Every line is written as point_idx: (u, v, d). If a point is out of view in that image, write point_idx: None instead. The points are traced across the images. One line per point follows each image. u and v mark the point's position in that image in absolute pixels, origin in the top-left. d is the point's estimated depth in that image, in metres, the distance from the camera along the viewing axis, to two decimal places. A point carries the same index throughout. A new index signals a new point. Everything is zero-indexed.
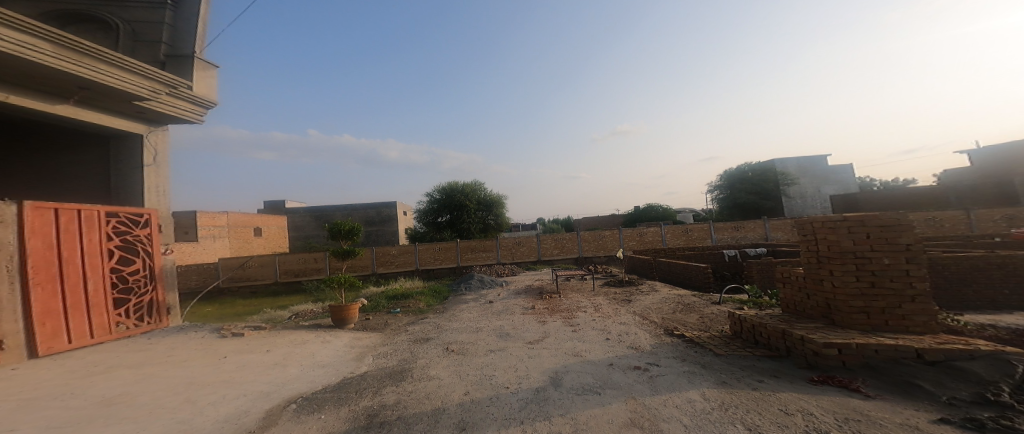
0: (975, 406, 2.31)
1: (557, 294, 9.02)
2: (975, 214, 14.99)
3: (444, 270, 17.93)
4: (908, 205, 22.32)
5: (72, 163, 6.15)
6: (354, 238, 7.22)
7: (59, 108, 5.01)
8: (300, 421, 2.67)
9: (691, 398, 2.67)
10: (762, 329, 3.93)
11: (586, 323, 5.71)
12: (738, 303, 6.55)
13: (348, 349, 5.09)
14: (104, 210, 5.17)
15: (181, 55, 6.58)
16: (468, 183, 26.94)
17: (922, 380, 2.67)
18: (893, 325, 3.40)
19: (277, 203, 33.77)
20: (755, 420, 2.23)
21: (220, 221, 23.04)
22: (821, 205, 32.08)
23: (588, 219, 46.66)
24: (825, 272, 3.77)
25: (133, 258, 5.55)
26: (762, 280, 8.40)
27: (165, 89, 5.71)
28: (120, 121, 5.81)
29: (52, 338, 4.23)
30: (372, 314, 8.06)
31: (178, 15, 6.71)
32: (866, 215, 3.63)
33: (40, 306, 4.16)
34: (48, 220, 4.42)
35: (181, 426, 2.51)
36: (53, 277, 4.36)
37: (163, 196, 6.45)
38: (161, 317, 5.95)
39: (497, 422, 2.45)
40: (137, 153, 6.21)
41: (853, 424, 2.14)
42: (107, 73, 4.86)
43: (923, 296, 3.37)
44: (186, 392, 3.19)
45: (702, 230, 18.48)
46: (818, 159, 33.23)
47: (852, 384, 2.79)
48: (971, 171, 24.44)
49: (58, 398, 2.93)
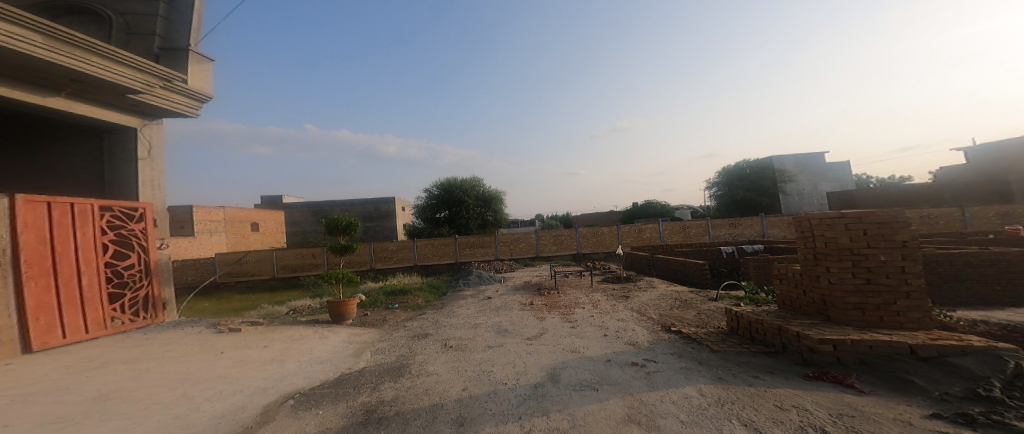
0: (967, 401, 2.34)
1: (556, 290, 9.06)
2: (970, 211, 15.11)
3: (443, 266, 17.96)
4: (903, 202, 22.47)
5: (65, 157, 6.08)
6: (352, 234, 7.17)
7: (50, 100, 4.94)
8: (298, 417, 2.67)
9: (688, 394, 2.69)
10: (758, 325, 3.96)
11: (584, 319, 5.74)
12: (735, 300, 6.57)
13: (346, 345, 5.09)
14: (98, 204, 5.12)
15: (176, 48, 6.48)
16: (467, 179, 26.89)
17: (914, 376, 2.70)
18: (887, 321, 3.43)
19: (274, 198, 33.64)
20: (750, 416, 2.25)
21: (217, 215, 22.92)
22: (818, 202, 32.25)
23: (587, 216, 46.72)
24: (822, 268, 3.80)
25: (128, 253, 5.52)
26: (759, 276, 8.45)
27: (159, 82, 5.65)
28: (113, 115, 5.74)
29: (46, 334, 4.20)
30: (370, 310, 8.06)
31: (172, 7, 6.63)
32: (863, 211, 3.65)
33: (34, 300, 4.13)
34: (41, 214, 4.38)
35: (179, 422, 2.50)
36: (47, 271, 4.33)
37: (158, 190, 6.39)
38: (156, 312, 5.92)
39: (495, 417, 2.46)
40: (131, 147, 6.14)
41: (847, 420, 2.16)
42: (100, 66, 4.80)
43: (918, 292, 3.40)
44: (183, 388, 3.18)
45: (700, 227, 18.55)
46: (816, 156, 33.32)
47: (846, 380, 2.82)
48: (966, 169, 24.57)
49: (54, 394, 2.92)
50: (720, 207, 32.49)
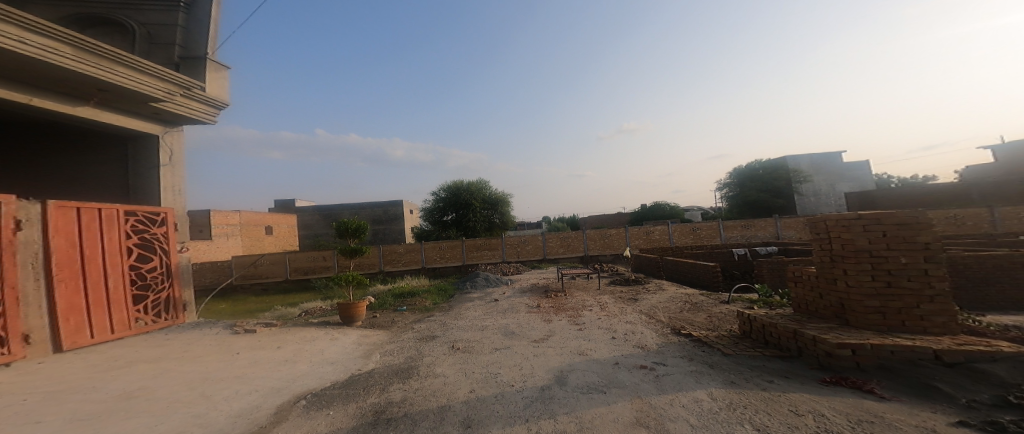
0: (996, 409, 2.23)
1: (563, 292, 9.01)
2: (999, 212, 14.46)
3: (451, 269, 18.05)
4: (926, 203, 21.70)
5: (92, 164, 6.33)
6: (361, 236, 7.25)
7: (79, 110, 5.16)
8: (310, 417, 2.70)
9: (699, 398, 2.63)
10: (772, 328, 3.86)
11: (592, 322, 5.67)
12: (748, 303, 6.41)
13: (356, 346, 5.15)
14: (123, 209, 5.31)
15: (194, 56, 6.70)
16: (474, 181, 27.01)
17: (939, 382, 2.59)
18: (910, 325, 3.30)
19: (287, 202, 34.33)
20: (763, 420, 2.19)
21: (233, 219, 23.52)
22: (835, 203, 31.38)
23: (596, 217, 46.38)
24: (839, 271, 3.69)
25: (151, 256, 5.69)
26: (773, 279, 8.25)
27: (179, 90, 5.85)
28: (137, 123, 5.95)
29: (76, 334, 4.36)
30: (379, 312, 8.13)
31: (191, 17, 6.86)
32: (882, 212, 3.54)
33: (64, 301, 4.29)
34: (71, 218, 4.57)
35: (197, 420, 2.56)
36: (76, 274, 4.50)
37: (178, 195, 6.59)
38: (178, 313, 6.09)
39: (502, 419, 2.45)
40: (153, 153, 6.35)
41: (867, 426, 2.08)
42: (124, 75, 4.98)
43: (942, 296, 3.26)
44: (201, 387, 3.26)
45: (711, 229, 18.22)
46: (833, 155, 32.40)
47: (865, 385, 2.72)
48: (994, 168, 23.61)
49: (82, 392, 3.02)
50: (732, 208, 31.91)
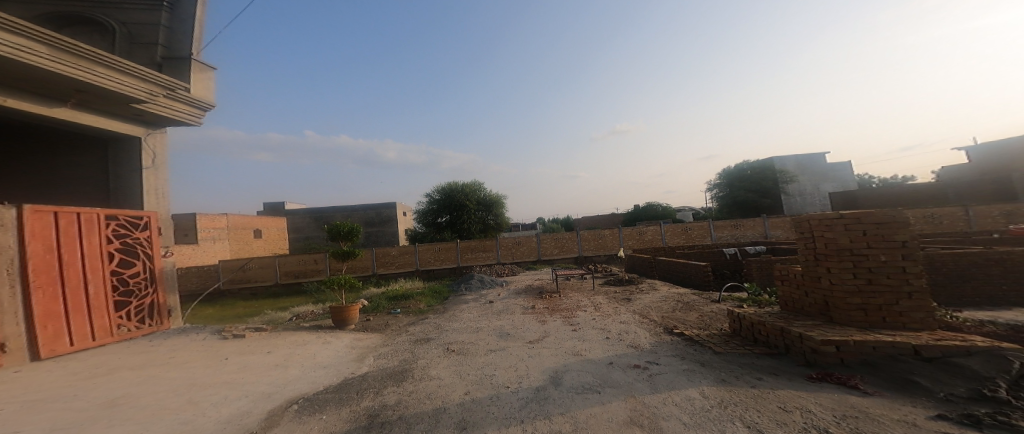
0: (972, 402, 2.32)
1: (557, 293, 9.06)
2: (974, 210, 15.01)
3: (445, 271, 17.97)
4: (906, 201, 22.40)
5: (72, 167, 6.15)
6: (354, 239, 7.17)
7: (56, 111, 5.01)
8: (302, 421, 2.68)
9: (690, 396, 2.68)
10: (760, 326, 3.95)
11: (586, 322, 5.72)
12: (738, 301, 6.55)
13: (348, 349, 5.11)
14: (103, 213, 5.17)
15: (178, 56, 6.57)
16: (467, 183, 26.96)
17: (918, 376, 2.69)
18: (890, 322, 3.42)
19: (275, 205, 33.68)
20: (753, 418, 2.25)
21: (219, 223, 23.05)
22: (820, 203, 32.15)
23: (589, 218, 46.78)
24: (823, 270, 3.80)
25: (133, 261, 5.55)
26: (761, 277, 8.43)
27: (163, 91, 5.72)
28: (117, 124, 5.79)
29: (54, 342, 4.24)
30: (373, 315, 8.07)
31: (174, 16, 6.74)
32: (862, 212, 3.67)
33: (41, 308, 4.17)
34: (48, 223, 4.44)
35: (183, 427, 2.51)
36: (54, 280, 4.37)
37: (162, 199, 6.44)
38: (162, 319, 5.95)
39: (497, 421, 2.46)
40: (136, 156, 6.20)
41: (851, 422, 2.15)
42: (104, 76, 4.87)
43: (919, 293, 3.39)
44: (188, 393, 3.21)
45: (702, 228, 18.53)
46: (817, 156, 33.22)
47: (850, 381, 2.80)
48: (969, 168, 24.52)
49: (63, 400, 2.94)
50: (722, 209, 32.48)
